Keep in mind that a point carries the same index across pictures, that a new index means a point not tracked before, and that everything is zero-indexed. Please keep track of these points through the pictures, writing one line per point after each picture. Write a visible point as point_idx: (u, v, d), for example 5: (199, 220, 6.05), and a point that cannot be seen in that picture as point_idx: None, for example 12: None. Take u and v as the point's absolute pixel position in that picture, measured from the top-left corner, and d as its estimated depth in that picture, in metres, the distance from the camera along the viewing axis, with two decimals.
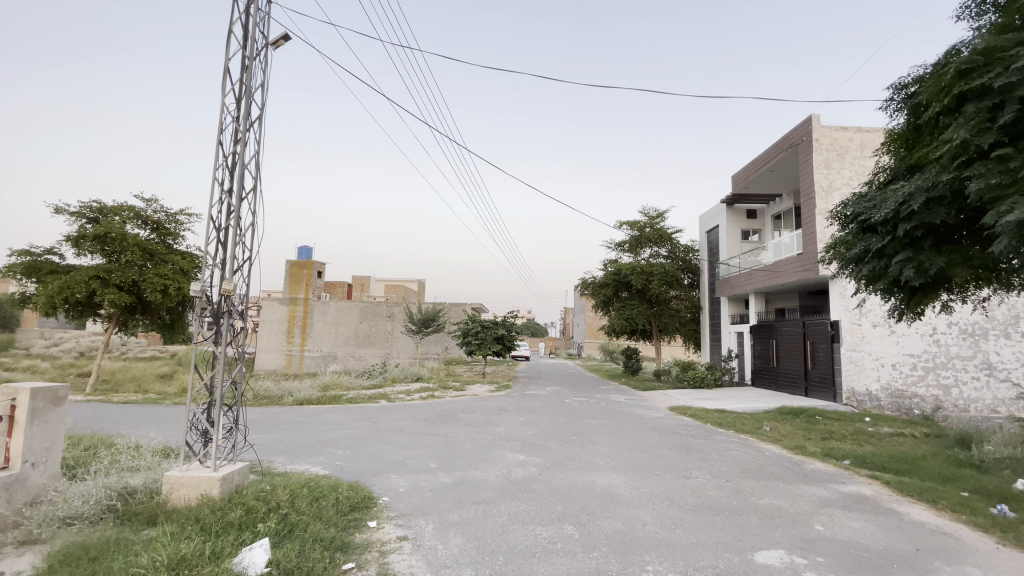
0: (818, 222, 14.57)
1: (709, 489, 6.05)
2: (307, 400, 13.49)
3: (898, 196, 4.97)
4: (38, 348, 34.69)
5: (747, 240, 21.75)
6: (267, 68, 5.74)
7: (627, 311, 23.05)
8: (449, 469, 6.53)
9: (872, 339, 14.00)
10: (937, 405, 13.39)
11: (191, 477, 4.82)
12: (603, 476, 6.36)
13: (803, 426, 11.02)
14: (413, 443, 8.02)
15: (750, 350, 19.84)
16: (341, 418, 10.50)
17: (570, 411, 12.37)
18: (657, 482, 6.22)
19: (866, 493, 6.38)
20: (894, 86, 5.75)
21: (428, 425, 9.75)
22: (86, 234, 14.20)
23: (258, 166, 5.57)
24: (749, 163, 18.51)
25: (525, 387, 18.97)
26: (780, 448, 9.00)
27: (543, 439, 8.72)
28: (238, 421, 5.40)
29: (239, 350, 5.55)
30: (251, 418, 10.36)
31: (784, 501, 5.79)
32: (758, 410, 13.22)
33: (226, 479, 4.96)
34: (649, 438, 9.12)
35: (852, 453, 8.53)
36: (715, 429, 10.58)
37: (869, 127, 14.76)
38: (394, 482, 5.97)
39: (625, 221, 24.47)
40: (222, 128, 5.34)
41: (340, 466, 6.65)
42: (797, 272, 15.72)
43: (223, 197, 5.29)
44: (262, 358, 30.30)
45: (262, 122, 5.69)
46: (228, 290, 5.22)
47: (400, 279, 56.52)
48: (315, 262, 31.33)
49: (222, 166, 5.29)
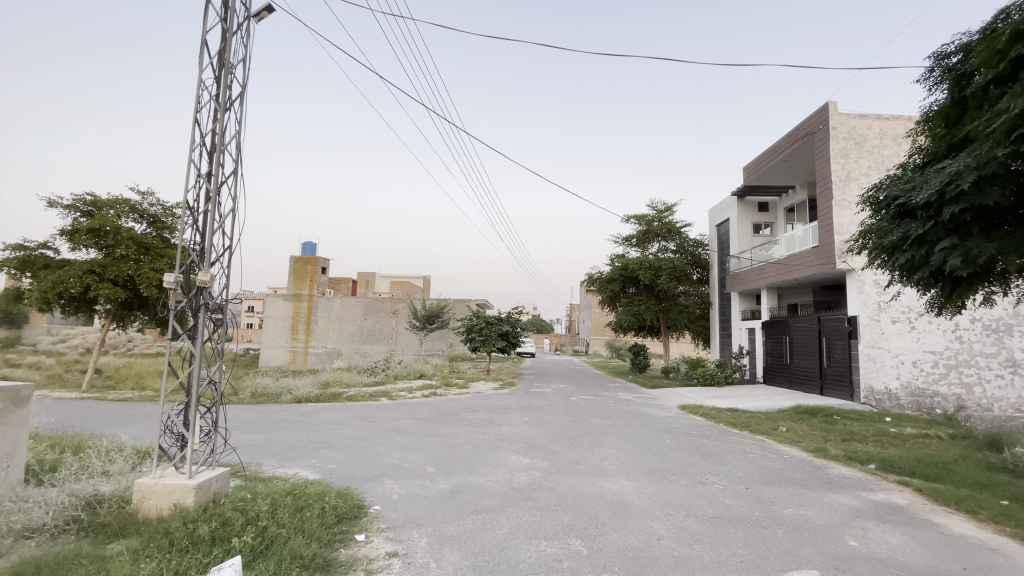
0: (836, 214, 13.98)
1: (728, 497, 5.59)
2: (306, 397, 13.12)
3: (944, 175, 4.46)
4: (45, 343, 34.89)
5: (758, 234, 21.15)
6: (249, 41, 5.30)
7: (634, 307, 22.56)
8: (447, 474, 6.10)
9: (891, 336, 13.43)
10: (959, 404, 12.82)
11: (164, 485, 4.44)
12: (612, 483, 5.91)
13: (821, 427, 10.52)
14: (411, 445, 7.61)
15: (762, 347, 19.28)
16: (338, 417, 10.12)
17: (576, 410, 11.90)
18: (671, 490, 5.76)
19: (899, 503, 5.88)
20: (933, 57, 5.25)
21: (428, 425, 9.34)
22: (80, 227, 13.92)
23: (240, 148, 5.14)
24: (761, 153, 17.90)
25: (530, 385, 18.53)
26: (800, 451, 8.50)
27: (548, 440, 8.27)
28: (218, 423, 4.99)
29: (219, 346, 5.11)
30: (245, 417, 9.97)
31: (811, 512, 5.31)
32: (772, 409, 12.73)
33: (203, 487, 4.58)
34: (660, 440, 8.65)
35: (877, 457, 8.01)
36: (728, 430, 10.10)
37: (889, 114, 14.12)
38: (388, 489, 5.54)
39: (633, 215, 23.92)
40: (199, 107, 4.92)
41: (332, 469, 6.25)
42: (811, 266, 15.15)
43: (202, 181, 4.89)
44: (268, 355, 30.14)
45: (244, 101, 5.28)
46: (205, 281, 4.76)
47: (405, 276, 56.43)
48: (319, 258, 31.06)
49: (198, 148, 4.87)
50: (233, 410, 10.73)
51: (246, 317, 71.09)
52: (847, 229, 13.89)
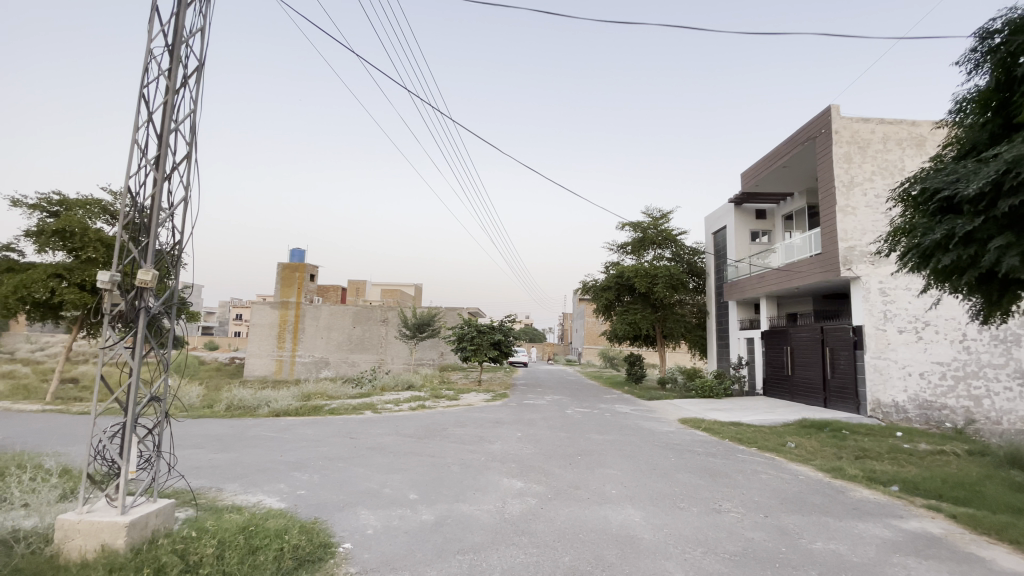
0: (839, 219, 13.53)
1: (748, 529, 4.95)
2: (285, 410, 12.34)
3: (1001, 163, 4.02)
4: (24, 351, 33.80)
5: (756, 242, 20.74)
6: (206, 8, 4.65)
7: (629, 316, 21.98)
8: (431, 502, 5.41)
9: (898, 346, 12.93)
10: (969, 418, 12.30)
11: (90, 522, 3.75)
12: (617, 512, 5.26)
13: (832, 442, 9.93)
14: (392, 466, 6.90)
15: (761, 357, 18.76)
16: (316, 433, 9.36)
17: (573, 425, 11.27)
18: (682, 519, 5.12)
19: (934, 533, 5.28)
20: (978, 35, 5.06)
21: (414, 442, 8.64)
22: (46, 228, 13.15)
23: (194, 130, 4.50)
24: (760, 159, 17.52)
25: (524, 396, 17.80)
26: (814, 470, 7.89)
27: (543, 459, 7.60)
28: (160, 446, 4.28)
29: (164, 356, 4.40)
30: (214, 433, 9.19)
31: (842, 546, 4.69)
32: (777, 423, 12.14)
33: (138, 524, 3.88)
34: (664, 459, 8.01)
35: (898, 477, 7.40)
36: (734, 447, 9.50)
37: (892, 118, 13.74)
38: (361, 520, 4.84)
39: (628, 222, 23.46)
40: (146, 82, 4.31)
41: (301, 496, 5.54)
42: (814, 274, 14.62)
43: (145, 163, 4.23)
44: (252, 365, 29.18)
45: (201, 75, 4.65)
46: (144, 281, 4.03)
47: (397, 284, 55.62)
48: (307, 265, 30.27)
49: (145, 126, 4.25)
50: (204, 425, 9.95)
51: (233, 324, 69.77)
52: (851, 235, 13.44)
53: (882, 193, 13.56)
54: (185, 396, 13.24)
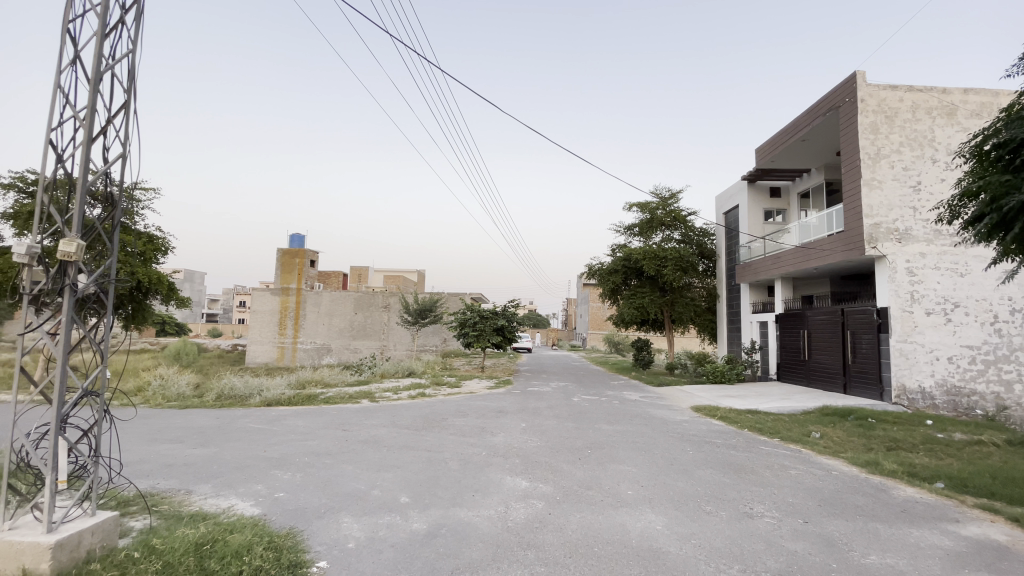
0: (864, 194, 12.66)
1: (788, 539, 4.30)
2: (277, 399, 11.73)
3: None
4: None
5: (770, 221, 19.82)
6: None
7: (636, 300, 21.22)
8: (423, 507, 4.76)
9: (925, 329, 12.15)
10: (1000, 404, 11.60)
11: (9, 543, 3.08)
12: (636, 518, 4.61)
13: (859, 432, 9.27)
14: (384, 463, 6.27)
15: (776, 341, 18.03)
16: (306, 425, 8.74)
17: (580, 414, 10.64)
18: (709, 527, 4.47)
19: (999, 541, 4.60)
20: None
21: (410, 434, 8.01)
22: (25, 210, 13.00)
23: (133, 74, 3.79)
24: (775, 133, 16.61)
25: (528, 384, 17.20)
26: (846, 464, 7.20)
27: (549, 454, 6.95)
28: (99, 449, 3.59)
29: (100, 345, 3.70)
30: (197, 425, 8.58)
31: (900, 560, 4.04)
32: (796, 412, 11.45)
33: (69, 544, 3.21)
34: (681, 452, 7.37)
35: (941, 472, 6.72)
36: (753, 438, 8.86)
37: (921, 85, 12.82)
38: (343, 530, 4.21)
39: (636, 203, 22.58)
40: (71, 17, 3.62)
41: (278, 500, 4.91)
42: (836, 253, 13.77)
43: (71, 113, 3.54)
44: (253, 352, 28.85)
45: (142, 10, 3.92)
46: (66, 252, 3.31)
47: (400, 271, 55.22)
48: (307, 250, 29.60)
49: (70, 68, 3.55)
50: (188, 416, 9.35)
51: (238, 312, 69.05)
52: (876, 212, 12.59)
53: (910, 166, 12.71)
54: (174, 385, 12.68)
